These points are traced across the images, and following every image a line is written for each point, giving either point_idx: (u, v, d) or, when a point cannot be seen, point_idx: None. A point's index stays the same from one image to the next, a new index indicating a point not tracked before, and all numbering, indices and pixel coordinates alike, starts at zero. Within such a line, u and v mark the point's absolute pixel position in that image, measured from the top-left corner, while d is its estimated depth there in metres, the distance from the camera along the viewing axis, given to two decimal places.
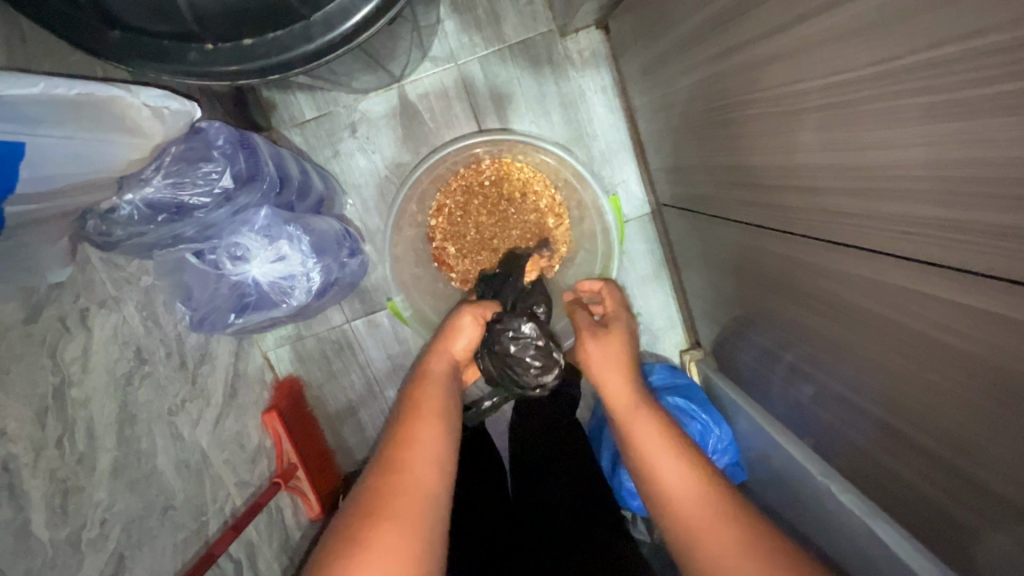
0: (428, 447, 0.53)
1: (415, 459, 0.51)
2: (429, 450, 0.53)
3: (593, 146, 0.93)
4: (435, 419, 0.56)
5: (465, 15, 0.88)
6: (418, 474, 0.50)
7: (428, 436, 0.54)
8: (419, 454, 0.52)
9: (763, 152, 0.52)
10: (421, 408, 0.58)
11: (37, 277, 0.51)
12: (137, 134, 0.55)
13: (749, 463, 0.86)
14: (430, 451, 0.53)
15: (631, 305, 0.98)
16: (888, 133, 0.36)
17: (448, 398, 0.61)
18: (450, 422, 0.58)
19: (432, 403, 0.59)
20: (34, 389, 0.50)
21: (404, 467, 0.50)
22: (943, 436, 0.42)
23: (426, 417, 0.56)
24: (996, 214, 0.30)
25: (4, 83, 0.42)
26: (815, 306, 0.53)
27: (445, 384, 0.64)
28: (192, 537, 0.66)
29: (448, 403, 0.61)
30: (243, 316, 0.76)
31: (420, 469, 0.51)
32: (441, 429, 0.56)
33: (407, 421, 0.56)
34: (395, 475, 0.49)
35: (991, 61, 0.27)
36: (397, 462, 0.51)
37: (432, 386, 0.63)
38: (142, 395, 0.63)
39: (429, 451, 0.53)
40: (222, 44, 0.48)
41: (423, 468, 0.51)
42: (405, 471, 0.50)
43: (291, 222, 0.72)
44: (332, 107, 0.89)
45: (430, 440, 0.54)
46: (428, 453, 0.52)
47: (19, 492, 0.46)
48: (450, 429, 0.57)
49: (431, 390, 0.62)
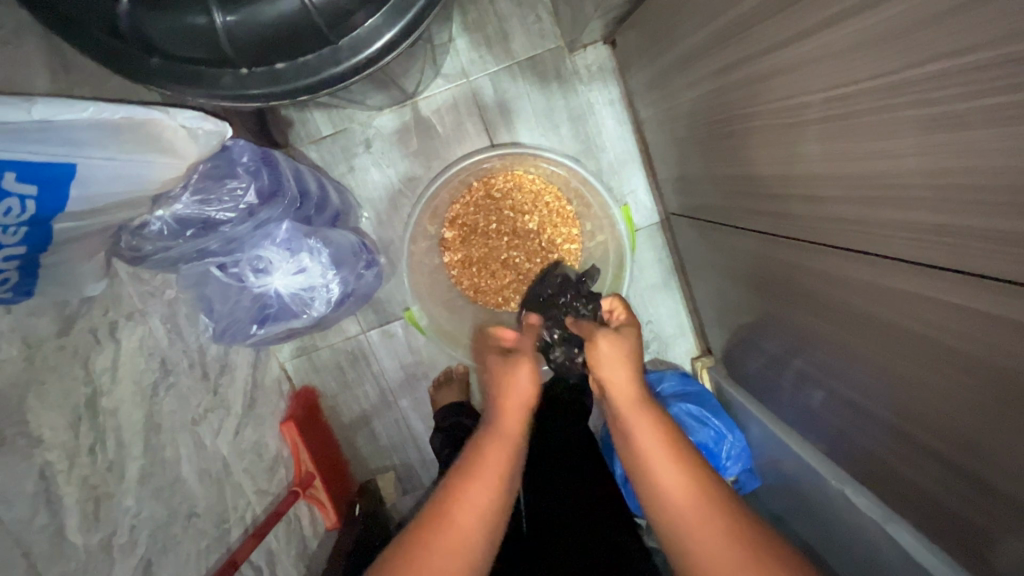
0: (485, 516, 0.50)
1: (463, 525, 0.49)
2: (478, 514, 0.50)
3: (601, 158, 0.95)
4: (499, 480, 0.52)
5: (475, 33, 0.90)
6: (464, 546, 0.48)
7: (487, 501, 0.50)
8: (466, 515, 0.49)
9: (770, 163, 0.53)
10: (487, 461, 0.53)
11: (73, 290, 0.53)
12: (174, 154, 0.57)
13: (761, 470, 0.87)
14: (481, 515, 0.50)
15: (640, 313, 0.99)
16: (885, 145, 0.37)
17: (516, 459, 0.55)
18: (514, 486, 0.53)
19: (497, 456, 0.53)
20: (67, 399, 0.51)
21: (450, 527, 0.48)
22: (950, 436, 0.43)
23: (488, 475, 0.52)
24: (988, 219, 0.32)
25: (58, 109, 0.44)
26: (823, 312, 0.55)
27: (522, 433, 0.58)
28: (215, 544, 0.68)
29: (516, 464, 0.55)
30: (264, 327, 0.78)
31: (464, 537, 0.48)
32: (502, 493, 0.52)
33: (472, 471, 0.52)
34: (443, 542, 0.48)
35: (981, 77, 0.29)
36: (449, 524, 0.48)
37: (505, 431, 0.57)
38: (167, 405, 0.65)
39: (485, 517, 0.50)
40: (255, 68, 0.51)
41: (471, 536, 0.49)
42: (449, 537, 0.48)
43: (311, 235, 0.74)
44: (348, 124, 0.92)
45: (489, 506, 0.50)
46: (477, 519, 0.49)
47: (55, 498, 0.48)
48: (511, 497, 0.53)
49: (501, 443, 0.55)
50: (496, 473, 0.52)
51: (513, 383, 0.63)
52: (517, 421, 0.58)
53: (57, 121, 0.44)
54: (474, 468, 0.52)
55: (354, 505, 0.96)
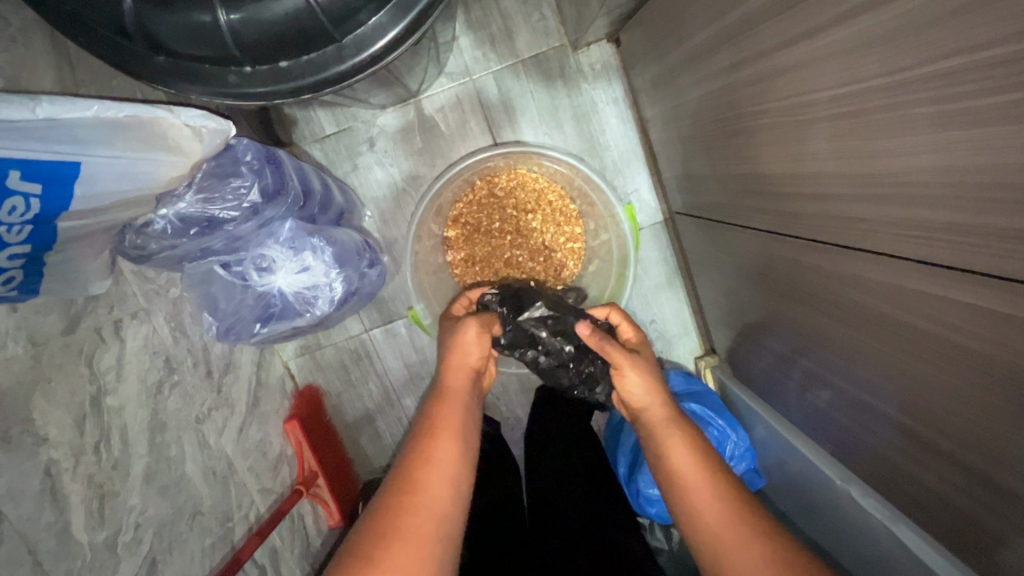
0: (448, 466, 0.53)
1: (434, 480, 0.51)
2: (446, 470, 0.52)
3: (605, 156, 0.95)
4: (455, 435, 0.56)
5: (479, 32, 0.90)
6: (433, 496, 0.50)
7: (447, 453, 0.54)
8: (434, 473, 0.52)
9: (777, 161, 0.53)
10: (441, 422, 0.57)
11: (78, 289, 0.54)
12: (179, 153, 0.57)
13: (766, 469, 0.86)
14: (449, 470, 0.53)
15: (643, 312, 0.99)
16: (897, 142, 0.37)
17: (468, 418, 0.60)
18: (469, 439, 0.57)
19: (454, 419, 0.58)
20: (73, 397, 0.52)
21: (420, 486, 0.50)
22: (959, 436, 0.43)
23: (443, 433, 0.56)
24: (1002, 217, 0.32)
25: (63, 107, 0.45)
26: (830, 311, 0.54)
27: (468, 395, 0.63)
28: (219, 542, 0.68)
29: (468, 422, 0.59)
30: (268, 325, 0.78)
31: (437, 492, 0.50)
32: (459, 447, 0.55)
33: (428, 433, 0.56)
34: (413, 495, 0.49)
35: (998, 73, 0.29)
36: (416, 479, 0.51)
37: (454, 397, 0.62)
38: (171, 404, 0.65)
39: (448, 468, 0.53)
40: (259, 67, 0.51)
41: (440, 486, 0.51)
42: (422, 493, 0.50)
43: (315, 234, 0.74)
44: (352, 123, 0.92)
45: (450, 459, 0.54)
46: (445, 474, 0.52)
47: (61, 496, 0.48)
48: (470, 451, 0.56)
49: (450, 404, 0.60)
50: (450, 429, 0.57)
51: (464, 350, 0.67)
52: (463, 386, 0.64)
53: (62, 119, 0.45)
54: (430, 430, 0.56)
55: (357, 505, 0.97)
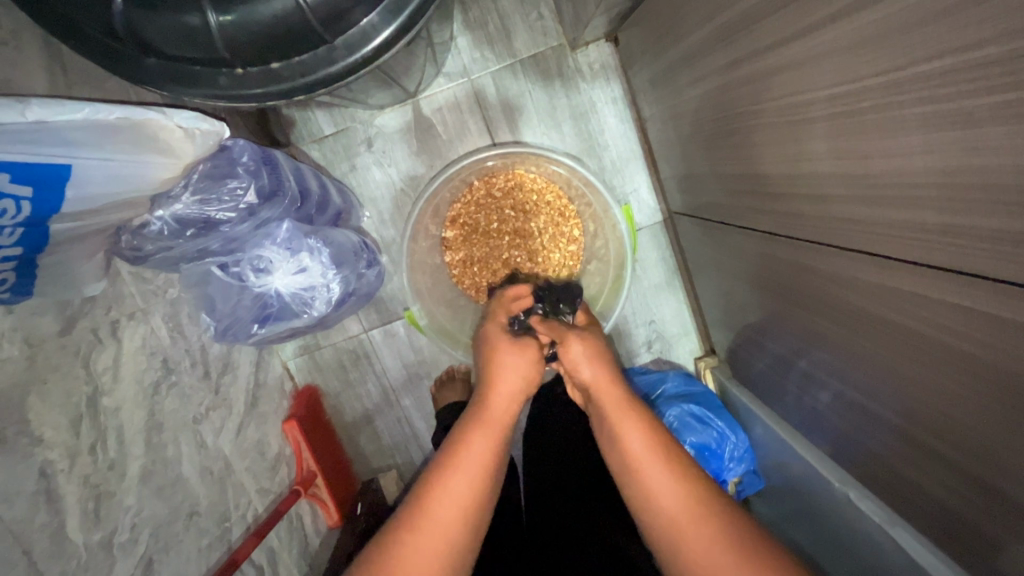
0: (459, 499, 0.51)
1: (443, 511, 0.50)
2: (457, 506, 0.50)
3: (604, 156, 0.94)
4: (476, 465, 0.53)
5: (477, 31, 0.90)
6: (439, 528, 0.49)
7: (462, 484, 0.51)
8: (444, 508, 0.50)
9: (774, 161, 0.53)
10: (465, 446, 0.54)
11: (73, 290, 0.54)
12: (171, 154, 0.57)
13: (765, 471, 0.86)
14: (462, 502, 0.51)
15: (643, 313, 0.99)
16: (891, 143, 0.37)
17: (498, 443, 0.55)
18: (493, 471, 0.54)
19: (481, 444, 0.54)
20: (69, 398, 0.52)
21: (427, 520, 0.49)
22: (956, 440, 0.43)
23: (464, 461, 0.53)
24: (995, 219, 0.32)
25: (52, 110, 0.45)
26: (828, 313, 0.54)
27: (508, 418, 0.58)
28: (216, 543, 0.68)
29: (497, 449, 0.55)
30: (266, 326, 0.78)
31: (443, 525, 0.49)
32: (477, 477, 0.52)
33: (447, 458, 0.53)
34: (419, 528, 0.49)
35: (990, 72, 0.29)
36: (426, 509, 0.50)
37: (495, 419, 0.57)
38: (168, 404, 0.65)
39: (460, 500, 0.51)
40: (250, 68, 0.50)
41: (447, 516, 0.50)
42: (426, 531, 0.49)
43: (312, 235, 0.74)
44: (350, 123, 0.92)
45: (464, 490, 0.51)
46: (456, 510, 0.50)
47: (55, 496, 0.48)
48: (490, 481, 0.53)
49: (482, 425, 0.56)
50: (473, 454, 0.53)
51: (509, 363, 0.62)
52: (506, 408, 0.58)
53: (51, 122, 0.45)
54: (450, 455, 0.53)
55: (355, 505, 0.97)
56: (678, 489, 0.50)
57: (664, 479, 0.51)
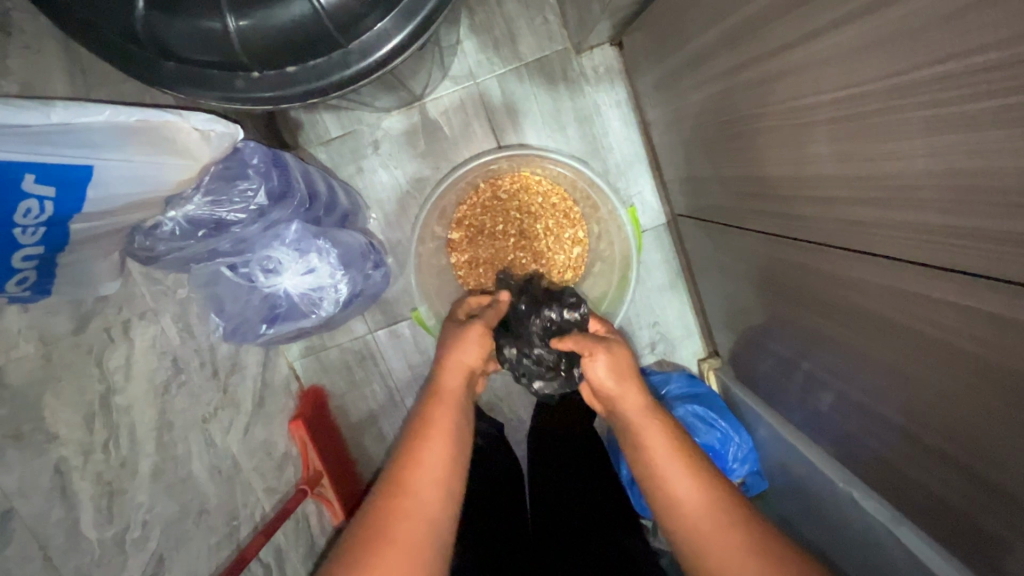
0: (435, 468, 0.53)
1: (421, 482, 0.52)
2: (435, 475, 0.53)
3: (608, 159, 0.95)
4: (445, 437, 0.56)
5: (483, 35, 0.91)
6: (421, 498, 0.51)
7: (436, 455, 0.54)
8: (424, 477, 0.52)
9: (777, 164, 0.54)
10: (433, 423, 0.57)
11: (89, 289, 0.55)
12: (185, 156, 0.58)
13: (769, 472, 0.87)
14: (438, 471, 0.53)
15: (646, 315, 1.00)
16: (894, 145, 0.38)
17: (459, 416, 0.59)
18: (460, 438, 0.57)
19: (446, 417, 0.58)
20: (83, 396, 0.52)
21: (409, 490, 0.51)
22: (959, 439, 0.43)
23: (435, 435, 0.55)
24: (997, 220, 0.32)
25: (77, 112, 0.45)
26: (831, 313, 0.55)
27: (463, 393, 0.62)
28: (225, 541, 0.68)
29: (460, 422, 0.59)
30: (274, 326, 0.79)
31: (425, 494, 0.51)
32: (448, 447, 0.55)
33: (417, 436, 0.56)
34: (401, 499, 0.50)
35: (991, 78, 0.29)
36: (404, 483, 0.51)
37: (455, 399, 0.61)
38: (178, 403, 0.66)
39: (435, 470, 0.53)
40: (266, 71, 0.51)
41: (428, 486, 0.52)
42: (410, 503, 0.50)
43: (320, 236, 0.75)
44: (357, 126, 0.93)
45: (439, 460, 0.54)
46: (433, 479, 0.52)
47: (70, 493, 0.49)
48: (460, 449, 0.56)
49: (443, 403, 0.60)
50: (441, 428, 0.57)
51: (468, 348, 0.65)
52: (460, 384, 0.63)
53: (75, 123, 0.45)
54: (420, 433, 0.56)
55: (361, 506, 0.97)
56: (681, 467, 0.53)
57: (671, 458, 0.54)
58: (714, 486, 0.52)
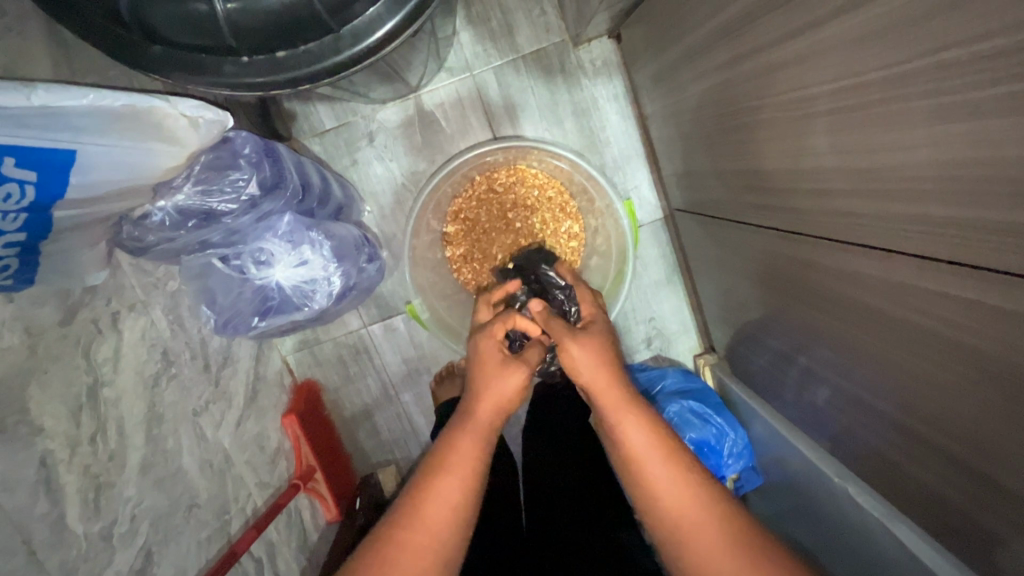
0: (449, 505, 0.51)
1: (433, 518, 0.50)
2: (447, 511, 0.50)
3: (606, 153, 0.94)
4: (465, 472, 0.52)
5: (480, 27, 0.90)
6: (429, 537, 0.49)
7: (452, 491, 0.51)
8: (437, 511, 0.50)
9: (775, 157, 0.53)
10: (456, 453, 0.53)
11: (75, 279, 0.54)
12: (173, 142, 0.56)
13: (764, 468, 0.86)
14: (451, 509, 0.51)
15: (643, 309, 0.99)
16: (896, 136, 0.37)
17: (487, 450, 0.55)
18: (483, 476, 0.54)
19: (472, 450, 0.54)
20: (70, 388, 0.52)
21: (419, 525, 0.49)
22: (957, 434, 0.43)
23: (454, 468, 0.52)
24: (1000, 211, 0.32)
25: (58, 95, 0.44)
26: (828, 307, 0.54)
27: (496, 423, 0.57)
28: (215, 535, 0.68)
29: (486, 456, 0.55)
30: (266, 319, 0.78)
31: (434, 533, 0.49)
32: (467, 483, 0.52)
33: (437, 466, 0.53)
34: (409, 535, 0.49)
35: (995, 64, 0.29)
36: (415, 516, 0.50)
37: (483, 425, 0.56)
38: (168, 396, 0.65)
39: (449, 506, 0.51)
40: (256, 56, 0.50)
41: (439, 523, 0.50)
42: (417, 539, 0.49)
43: (313, 228, 0.74)
44: (352, 117, 0.92)
45: (454, 497, 0.51)
46: (445, 517, 0.50)
47: (56, 486, 0.48)
48: (480, 486, 0.53)
49: (472, 431, 0.55)
50: (464, 461, 0.53)
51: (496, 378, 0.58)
52: (496, 413, 0.57)
53: (56, 107, 0.44)
54: (440, 463, 0.53)
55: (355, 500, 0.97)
56: (670, 470, 0.51)
57: (670, 475, 0.50)
58: (744, 533, 0.47)
